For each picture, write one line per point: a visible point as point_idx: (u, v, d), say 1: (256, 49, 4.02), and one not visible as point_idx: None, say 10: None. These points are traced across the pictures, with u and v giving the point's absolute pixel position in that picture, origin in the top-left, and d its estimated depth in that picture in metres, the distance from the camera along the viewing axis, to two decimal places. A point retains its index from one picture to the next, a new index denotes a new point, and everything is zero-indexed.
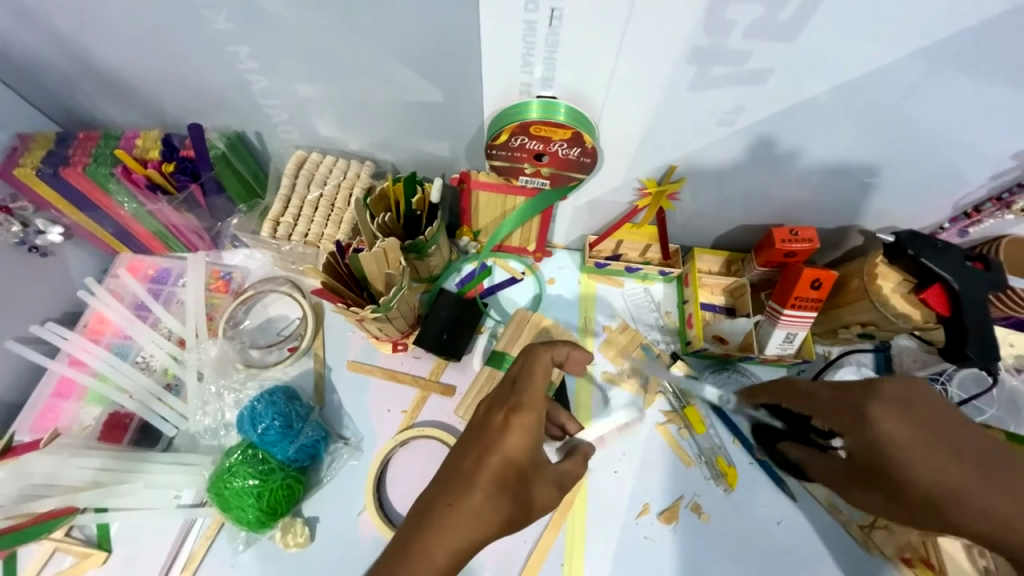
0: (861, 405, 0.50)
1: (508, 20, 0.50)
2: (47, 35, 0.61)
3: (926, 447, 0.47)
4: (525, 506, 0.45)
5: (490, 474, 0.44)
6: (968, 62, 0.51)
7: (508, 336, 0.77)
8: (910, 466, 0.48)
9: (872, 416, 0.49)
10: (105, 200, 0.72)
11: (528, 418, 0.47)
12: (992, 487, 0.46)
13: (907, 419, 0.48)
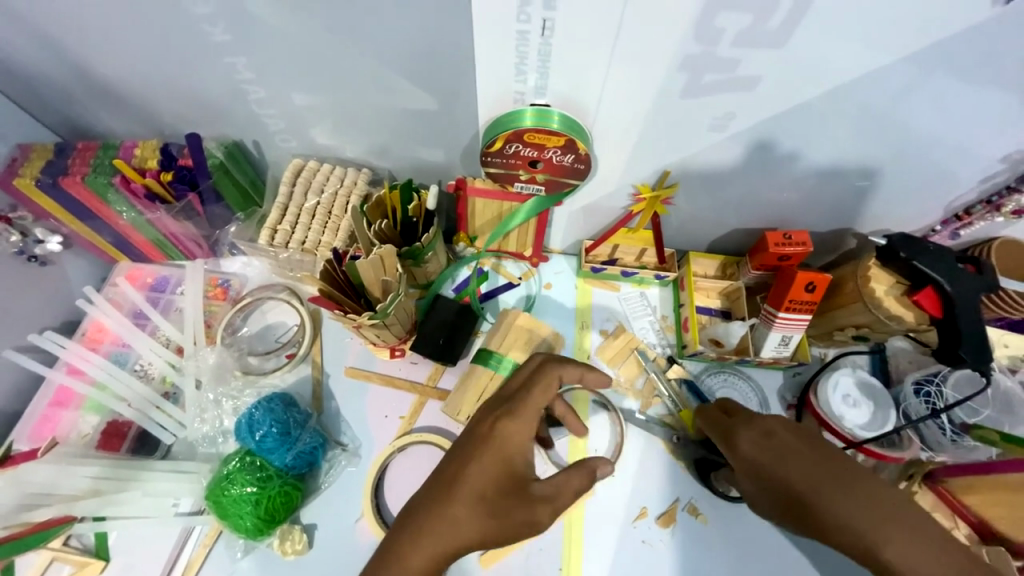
0: (735, 423, 0.60)
1: (501, 30, 0.51)
2: (47, 47, 0.62)
3: (791, 458, 0.55)
4: (520, 518, 0.49)
5: (488, 478, 0.50)
6: (954, 68, 0.52)
7: (496, 335, 0.76)
8: (777, 487, 0.54)
9: (741, 431, 0.59)
10: (104, 209, 0.73)
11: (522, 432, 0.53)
12: (847, 508, 0.51)
13: (766, 446, 0.56)
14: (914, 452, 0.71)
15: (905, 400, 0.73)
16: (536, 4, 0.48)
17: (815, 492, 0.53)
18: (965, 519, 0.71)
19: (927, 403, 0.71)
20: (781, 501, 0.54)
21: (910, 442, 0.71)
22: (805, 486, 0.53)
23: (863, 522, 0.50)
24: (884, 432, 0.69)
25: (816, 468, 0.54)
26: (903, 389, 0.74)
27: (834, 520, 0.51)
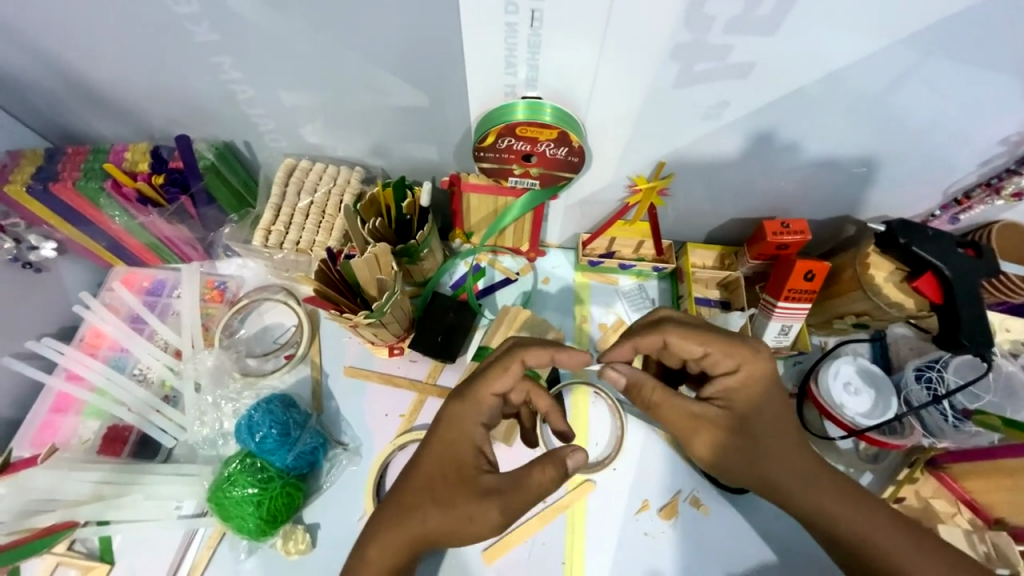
0: (709, 344, 0.57)
1: (489, 23, 0.50)
2: (31, 51, 0.61)
3: (748, 389, 0.57)
4: (466, 514, 0.51)
5: (433, 473, 0.54)
6: (949, 49, 0.51)
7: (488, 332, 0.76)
8: (760, 425, 0.57)
9: (712, 356, 0.57)
10: (96, 214, 0.72)
11: (461, 426, 0.55)
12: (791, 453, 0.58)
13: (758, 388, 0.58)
14: (917, 439, 0.71)
15: (906, 387, 0.72)
16: None
17: (755, 422, 0.57)
18: (967, 504, 0.71)
19: (928, 390, 0.71)
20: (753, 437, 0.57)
21: (911, 429, 0.71)
22: (750, 415, 0.57)
23: (780, 453, 0.57)
24: (885, 419, 0.69)
25: (766, 402, 0.57)
26: (904, 376, 0.73)
27: (758, 448, 0.57)
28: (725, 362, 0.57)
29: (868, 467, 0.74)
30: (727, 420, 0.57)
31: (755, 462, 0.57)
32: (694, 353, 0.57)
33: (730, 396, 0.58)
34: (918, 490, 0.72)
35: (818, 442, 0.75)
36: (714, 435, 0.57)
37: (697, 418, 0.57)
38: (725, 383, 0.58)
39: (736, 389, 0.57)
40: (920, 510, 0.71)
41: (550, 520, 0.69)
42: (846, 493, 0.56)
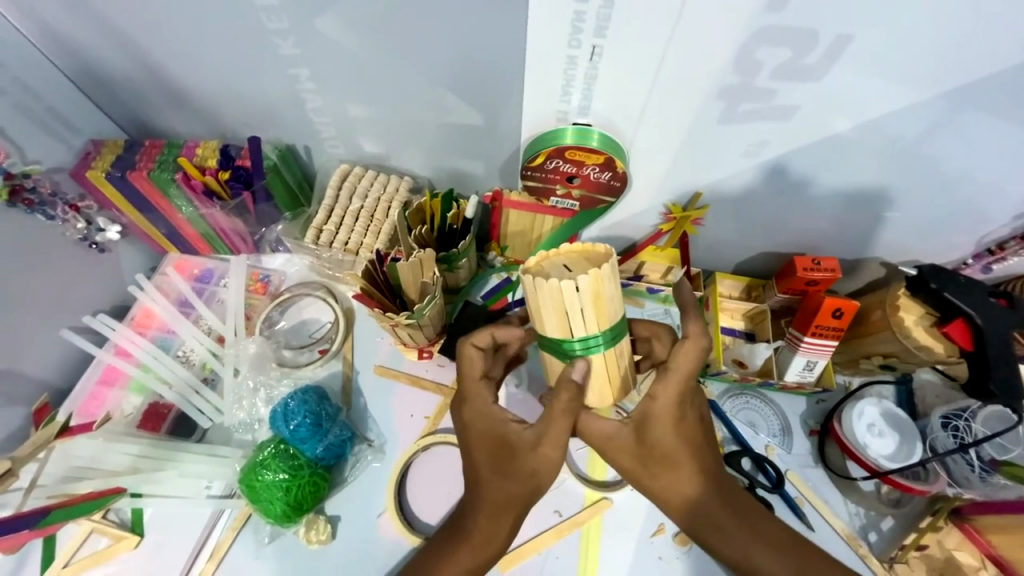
0: (679, 362, 0.55)
1: (551, 55, 0.54)
2: (130, 51, 0.68)
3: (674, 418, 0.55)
4: (530, 467, 0.54)
5: (489, 453, 0.56)
6: (990, 105, 0.53)
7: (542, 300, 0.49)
8: (670, 458, 0.56)
9: (670, 372, 0.55)
10: (164, 204, 0.77)
11: (476, 404, 0.57)
12: (702, 490, 0.57)
13: (663, 409, 0.55)
14: (941, 486, 0.70)
15: (931, 433, 0.72)
16: (587, 32, 0.51)
17: (678, 451, 0.56)
18: (992, 559, 0.69)
19: (954, 438, 0.70)
20: (656, 464, 0.56)
21: (936, 476, 0.70)
22: (669, 446, 0.56)
23: (688, 486, 0.57)
24: (910, 464, 0.69)
25: (693, 434, 0.57)
26: (930, 422, 0.73)
27: (666, 475, 0.56)
28: (664, 384, 0.56)
29: (890, 512, 0.73)
30: (639, 447, 0.56)
31: (649, 479, 0.57)
32: (670, 364, 0.56)
33: (647, 421, 0.56)
34: (941, 540, 0.71)
35: (839, 481, 0.75)
36: (619, 443, 0.57)
37: (609, 438, 0.57)
38: (650, 402, 0.56)
39: (664, 418, 0.55)
40: (942, 561, 0.70)
41: (564, 534, 0.70)
42: (748, 534, 0.57)
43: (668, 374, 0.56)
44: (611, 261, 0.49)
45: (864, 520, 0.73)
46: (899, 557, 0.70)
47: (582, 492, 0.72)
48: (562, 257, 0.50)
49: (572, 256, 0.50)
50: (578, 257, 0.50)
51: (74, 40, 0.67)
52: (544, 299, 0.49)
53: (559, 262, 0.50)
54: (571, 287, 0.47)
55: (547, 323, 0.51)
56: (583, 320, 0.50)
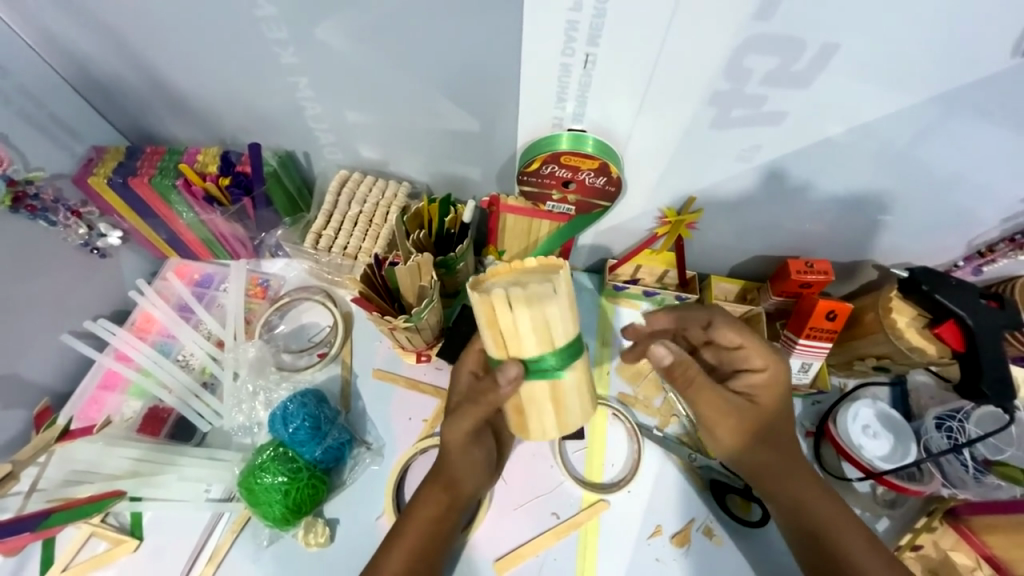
0: (748, 337, 0.65)
1: (546, 63, 0.55)
2: (132, 60, 0.69)
3: (775, 386, 0.65)
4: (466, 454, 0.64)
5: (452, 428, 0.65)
6: (977, 110, 0.55)
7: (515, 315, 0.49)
8: (774, 419, 0.65)
9: (749, 350, 0.65)
10: (165, 210, 0.78)
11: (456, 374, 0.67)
12: (792, 451, 0.65)
13: (772, 380, 0.65)
14: (936, 487, 0.71)
15: (926, 434, 0.73)
16: (580, 40, 0.52)
17: (777, 414, 0.65)
18: (988, 559, 0.69)
19: (949, 438, 0.71)
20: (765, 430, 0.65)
21: (931, 476, 0.71)
22: (774, 406, 0.65)
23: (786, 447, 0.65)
24: (905, 464, 0.69)
25: (785, 400, 0.66)
26: (924, 423, 0.74)
27: (773, 439, 0.65)
28: (758, 359, 0.66)
29: (885, 513, 0.74)
30: (754, 409, 0.64)
31: (764, 445, 0.65)
32: (732, 343, 0.66)
33: (761, 394, 0.66)
34: (936, 540, 0.71)
35: (836, 483, 0.75)
36: (741, 427, 0.64)
37: (728, 410, 0.63)
38: (751, 376, 0.66)
39: (763, 385, 0.66)
40: (938, 561, 0.70)
41: (560, 533, 0.70)
42: (829, 495, 0.63)
43: (745, 348, 0.66)
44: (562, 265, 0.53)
45: (861, 521, 0.74)
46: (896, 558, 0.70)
47: (579, 494, 0.73)
48: (512, 274, 0.51)
49: (524, 270, 0.52)
50: (530, 269, 0.52)
51: (79, 49, 0.69)
52: (522, 312, 0.48)
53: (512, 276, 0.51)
54: (546, 291, 0.48)
55: (526, 340, 0.50)
56: (562, 326, 0.50)
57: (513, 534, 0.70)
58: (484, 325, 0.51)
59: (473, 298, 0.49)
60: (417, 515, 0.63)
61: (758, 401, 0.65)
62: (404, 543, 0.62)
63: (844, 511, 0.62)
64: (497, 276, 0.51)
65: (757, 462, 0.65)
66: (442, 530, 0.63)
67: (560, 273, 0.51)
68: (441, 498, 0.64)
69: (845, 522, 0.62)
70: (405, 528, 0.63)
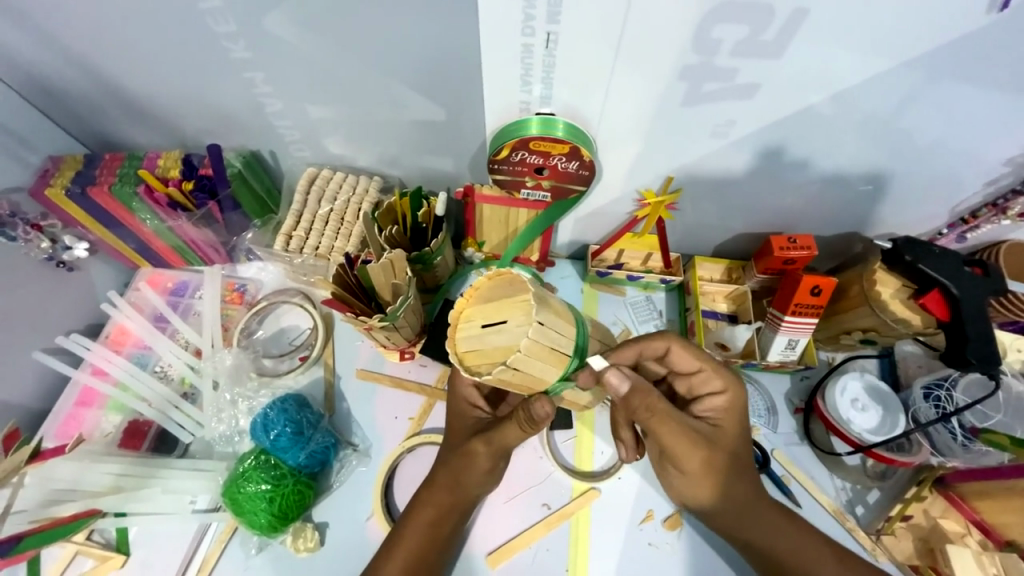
0: (704, 360, 0.62)
1: (506, 44, 0.53)
2: (79, 63, 0.66)
3: (736, 407, 0.61)
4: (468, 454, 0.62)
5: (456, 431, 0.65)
6: (954, 71, 0.53)
7: (524, 370, 0.47)
8: (733, 448, 0.61)
9: (709, 373, 0.61)
10: (128, 217, 0.76)
11: (458, 387, 0.65)
12: (752, 481, 0.61)
13: (728, 406, 0.61)
14: (925, 457, 0.70)
15: (914, 404, 0.72)
16: (540, 18, 0.50)
17: (739, 443, 0.61)
18: (977, 525, 0.70)
19: (937, 407, 0.71)
20: (730, 458, 0.60)
21: (919, 446, 0.71)
22: (732, 435, 0.61)
23: (749, 476, 0.61)
24: (892, 436, 0.69)
25: (746, 424, 0.62)
26: (912, 394, 0.73)
27: (735, 468, 0.60)
28: (717, 380, 0.62)
29: (875, 485, 0.74)
30: (716, 437, 0.60)
31: (728, 472, 0.60)
32: (690, 369, 0.62)
33: (721, 420, 0.61)
34: (926, 509, 0.71)
35: (825, 457, 0.75)
36: (710, 458, 0.59)
37: (693, 434, 0.58)
38: (713, 401, 0.62)
39: (723, 410, 0.61)
40: (927, 530, 0.71)
41: (549, 522, 0.70)
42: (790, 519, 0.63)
43: (702, 372, 0.62)
44: (518, 274, 0.49)
45: (851, 494, 0.74)
46: (886, 528, 0.71)
47: (570, 484, 0.72)
48: (481, 315, 0.48)
49: (489, 303, 0.48)
50: (496, 300, 0.48)
51: (21, 55, 0.65)
52: (532, 365, 0.47)
53: (487, 322, 0.47)
54: (535, 337, 0.45)
55: (546, 375, 0.49)
56: (567, 338, 0.49)
57: (505, 527, 0.70)
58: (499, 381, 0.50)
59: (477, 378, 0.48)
60: (416, 518, 0.62)
61: (720, 426, 0.61)
62: (401, 548, 0.61)
63: (807, 536, 0.62)
64: (474, 329, 0.48)
65: (721, 492, 0.60)
66: (440, 534, 0.63)
67: (527, 292, 0.47)
68: (443, 502, 0.63)
69: (814, 548, 0.61)
70: (404, 533, 0.62)
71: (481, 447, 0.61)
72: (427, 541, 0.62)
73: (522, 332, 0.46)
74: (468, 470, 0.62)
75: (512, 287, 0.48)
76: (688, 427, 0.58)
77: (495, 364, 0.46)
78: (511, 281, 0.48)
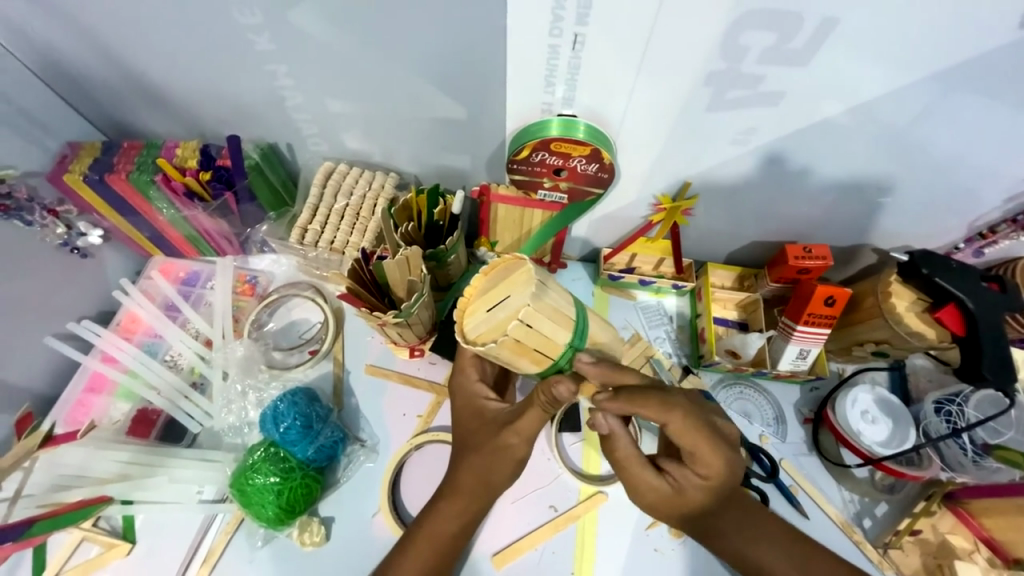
0: (702, 441, 0.54)
1: (532, 44, 0.53)
2: (102, 50, 0.66)
3: (715, 487, 0.56)
4: (497, 446, 0.61)
5: (476, 428, 0.64)
6: (980, 86, 0.53)
7: (536, 336, 0.52)
8: (698, 513, 0.58)
9: (701, 454, 0.55)
10: (144, 205, 0.76)
11: (465, 388, 0.66)
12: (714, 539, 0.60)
13: (703, 483, 0.56)
14: (934, 471, 0.70)
15: (924, 418, 0.72)
16: (568, 19, 0.50)
17: (706, 513, 0.58)
18: (985, 542, 0.70)
19: (947, 422, 0.70)
20: (689, 518, 0.59)
21: (930, 460, 0.71)
22: (699, 506, 0.57)
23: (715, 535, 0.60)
24: (903, 450, 0.69)
25: (716, 501, 0.58)
26: (922, 408, 0.73)
27: (692, 526, 0.59)
28: (704, 463, 0.55)
29: (883, 498, 0.74)
30: (678, 502, 0.57)
31: (684, 524, 0.60)
32: (686, 445, 0.54)
33: (691, 495, 0.57)
34: (935, 524, 0.71)
35: (835, 469, 0.75)
36: (663, 512, 0.59)
37: (650, 492, 0.57)
38: (692, 476, 0.56)
39: (701, 484, 0.56)
40: (935, 545, 0.70)
41: (555, 523, 0.70)
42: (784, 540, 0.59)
43: (694, 452, 0.55)
44: (506, 258, 0.54)
45: (859, 506, 0.73)
46: (893, 542, 0.70)
47: (577, 486, 0.72)
48: (485, 301, 0.52)
49: (488, 288, 0.53)
50: (494, 283, 0.53)
51: (45, 41, 0.66)
52: (541, 323, 0.51)
53: (492, 304, 0.52)
54: (538, 300, 0.51)
55: (557, 335, 0.53)
56: (565, 299, 0.54)
57: (511, 528, 0.70)
58: (516, 353, 0.53)
59: (495, 347, 0.51)
60: (433, 522, 0.62)
61: (690, 496, 0.57)
62: (418, 549, 0.61)
63: (814, 555, 0.58)
64: (482, 312, 0.52)
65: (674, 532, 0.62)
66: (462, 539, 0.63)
67: (521, 266, 0.53)
68: (466, 511, 0.63)
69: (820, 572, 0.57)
70: (421, 533, 0.62)
71: (513, 437, 0.60)
72: (441, 548, 0.62)
73: (526, 302, 0.51)
74: (501, 463, 0.61)
75: (505, 266, 0.54)
76: (647, 487, 0.57)
77: (507, 324, 0.51)
78: (502, 265, 0.54)
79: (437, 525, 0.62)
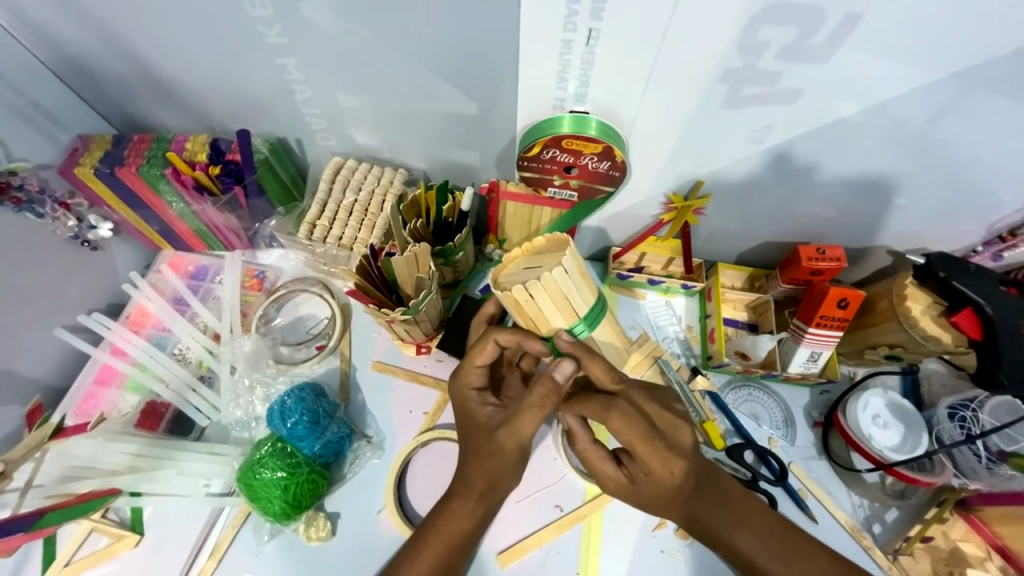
0: (634, 440, 0.54)
1: (545, 39, 0.52)
2: (113, 43, 0.66)
3: (663, 484, 0.56)
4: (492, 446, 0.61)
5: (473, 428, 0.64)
6: (1005, 86, 0.51)
7: (541, 305, 0.56)
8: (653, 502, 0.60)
9: (640, 453, 0.55)
10: (154, 199, 0.76)
11: (460, 388, 0.65)
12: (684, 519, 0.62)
13: (644, 477, 0.57)
14: (947, 477, 0.69)
15: (938, 423, 0.71)
16: (583, 14, 0.49)
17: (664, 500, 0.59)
18: (998, 550, 0.68)
19: (961, 428, 0.68)
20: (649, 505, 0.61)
21: (943, 466, 0.69)
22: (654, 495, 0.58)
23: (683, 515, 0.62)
24: (915, 455, 0.68)
25: (674, 495, 0.58)
26: (936, 413, 0.71)
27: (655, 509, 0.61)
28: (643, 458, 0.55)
29: (894, 504, 0.72)
30: (630, 489, 0.59)
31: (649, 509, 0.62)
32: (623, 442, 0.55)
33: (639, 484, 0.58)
34: (946, 531, 0.70)
35: (845, 474, 0.74)
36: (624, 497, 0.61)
37: (607, 478, 0.60)
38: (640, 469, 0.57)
39: (647, 478, 0.57)
40: (947, 552, 0.69)
41: (559, 522, 0.70)
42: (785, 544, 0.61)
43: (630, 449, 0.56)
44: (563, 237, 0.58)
45: (869, 512, 0.72)
46: (904, 548, 0.70)
47: (582, 486, 0.72)
48: (526, 260, 0.58)
49: (534, 254, 0.58)
50: (538, 253, 0.58)
51: (58, 34, 0.66)
52: (542, 296, 0.55)
53: (530, 264, 0.57)
54: (554, 282, 0.54)
55: (555, 317, 0.58)
56: (582, 295, 0.58)
57: (516, 527, 0.70)
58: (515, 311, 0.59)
59: (500, 296, 0.56)
60: (439, 531, 0.62)
61: (641, 487, 0.58)
62: (431, 549, 0.61)
63: (810, 544, 0.61)
64: (517, 267, 0.58)
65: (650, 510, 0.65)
66: (469, 542, 0.63)
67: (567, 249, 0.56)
68: (475, 511, 0.62)
69: (810, 553, 0.60)
70: (434, 532, 0.62)
71: (505, 435, 0.59)
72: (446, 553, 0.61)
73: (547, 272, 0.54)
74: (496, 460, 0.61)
75: (554, 245, 0.58)
76: (605, 474, 0.60)
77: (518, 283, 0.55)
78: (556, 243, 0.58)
79: (444, 526, 0.62)
